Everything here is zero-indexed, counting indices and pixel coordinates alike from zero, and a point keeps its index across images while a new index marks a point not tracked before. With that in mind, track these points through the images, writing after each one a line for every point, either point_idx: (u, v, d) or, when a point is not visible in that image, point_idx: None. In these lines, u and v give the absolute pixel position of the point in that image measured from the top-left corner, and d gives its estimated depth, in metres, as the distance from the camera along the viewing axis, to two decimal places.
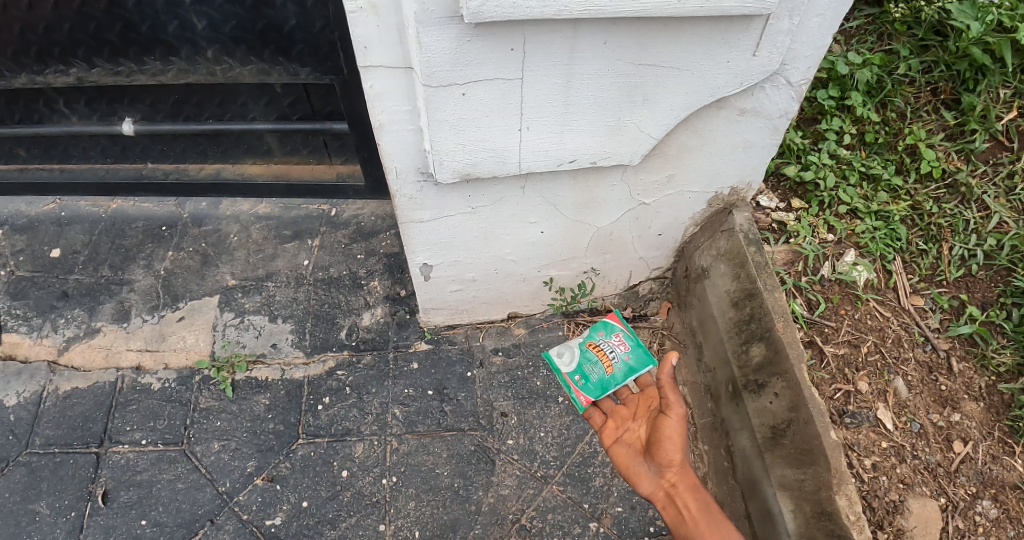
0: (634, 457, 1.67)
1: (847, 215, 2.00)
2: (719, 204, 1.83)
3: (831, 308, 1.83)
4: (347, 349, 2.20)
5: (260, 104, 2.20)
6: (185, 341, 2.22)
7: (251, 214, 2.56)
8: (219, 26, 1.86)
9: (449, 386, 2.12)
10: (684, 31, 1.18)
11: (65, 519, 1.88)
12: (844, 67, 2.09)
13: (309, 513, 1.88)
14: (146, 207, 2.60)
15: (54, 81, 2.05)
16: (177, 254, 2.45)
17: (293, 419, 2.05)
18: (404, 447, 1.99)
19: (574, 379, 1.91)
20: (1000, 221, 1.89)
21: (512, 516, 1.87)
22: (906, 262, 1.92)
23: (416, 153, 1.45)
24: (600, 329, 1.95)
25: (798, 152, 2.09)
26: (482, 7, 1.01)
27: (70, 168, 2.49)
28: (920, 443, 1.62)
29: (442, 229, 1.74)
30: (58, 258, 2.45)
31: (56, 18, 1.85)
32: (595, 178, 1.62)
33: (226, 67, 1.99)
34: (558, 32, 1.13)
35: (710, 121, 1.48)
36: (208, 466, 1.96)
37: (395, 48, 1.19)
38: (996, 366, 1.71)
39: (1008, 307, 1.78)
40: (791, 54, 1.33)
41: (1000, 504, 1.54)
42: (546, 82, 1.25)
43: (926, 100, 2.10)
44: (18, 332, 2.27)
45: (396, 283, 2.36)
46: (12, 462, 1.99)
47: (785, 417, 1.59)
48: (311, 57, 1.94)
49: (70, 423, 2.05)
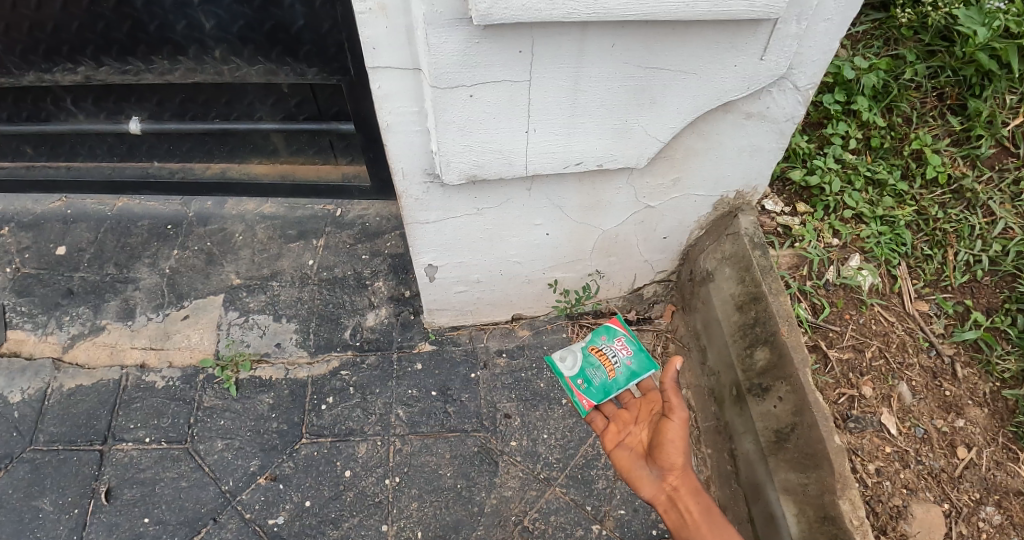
0: (635, 461, 1.64)
1: (852, 219, 2.00)
2: (725, 208, 1.83)
3: (836, 312, 1.83)
4: (351, 350, 2.20)
5: (267, 104, 2.21)
6: (189, 340, 2.22)
7: (256, 214, 2.57)
8: (227, 25, 1.87)
9: (452, 387, 2.12)
10: (693, 35, 1.18)
11: (68, 516, 1.89)
12: (850, 71, 2.09)
13: (312, 513, 1.88)
14: (152, 206, 2.60)
15: (61, 79, 2.05)
16: (182, 252, 2.46)
17: (297, 418, 2.06)
18: (407, 448, 2.00)
19: (575, 383, 1.86)
20: (1006, 226, 1.89)
21: (515, 517, 1.87)
22: (911, 267, 1.92)
23: (423, 154, 1.46)
24: (603, 333, 1.91)
25: (804, 156, 2.10)
26: (491, 9, 1.01)
27: (78, 166, 2.51)
28: (923, 448, 1.61)
29: (448, 230, 1.75)
30: (64, 255, 2.46)
31: (65, 16, 1.86)
32: (601, 179, 1.62)
33: (233, 67, 2.00)
34: (566, 34, 1.14)
35: (717, 124, 1.49)
36: (211, 464, 1.97)
37: (403, 50, 1.20)
38: (1000, 372, 1.71)
39: (1013, 313, 1.78)
40: (798, 58, 1.34)
41: (1003, 510, 1.53)
42: (553, 84, 1.25)
43: (932, 105, 2.11)
44: (23, 329, 2.28)
45: (401, 284, 2.36)
46: (16, 459, 1.99)
47: (789, 420, 1.59)
48: (318, 57, 1.94)
49: (74, 420, 2.06)
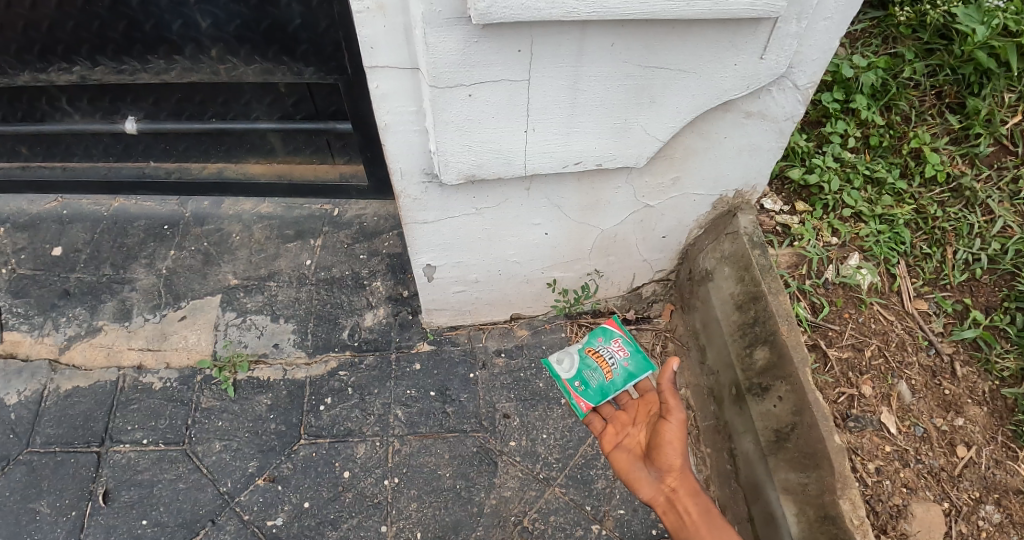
0: (633, 462, 1.63)
1: (851, 218, 2.00)
2: (724, 206, 1.82)
3: (835, 311, 1.83)
4: (349, 350, 2.20)
5: (264, 104, 2.20)
6: (187, 341, 2.21)
7: (253, 214, 2.55)
8: (223, 25, 1.86)
9: (451, 388, 2.12)
10: (692, 34, 1.17)
11: (66, 519, 1.88)
12: (849, 70, 2.09)
13: (310, 514, 1.88)
14: (148, 206, 2.59)
15: (57, 79, 2.04)
16: (178, 253, 2.45)
17: (295, 419, 2.05)
18: (406, 448, 1.99)
19: (573, 386, 1.83)
20: (1005, 224, 1.89)
21: (515, 518, 1.86)
22: (910, 266, 1.91)
23: (421, 153, 1.45)
24: (599, 335, 1.90)
25: (803, 155, 2.09)
26: (490, 8, 1.00)
27: (73, 167, 2.49)
28: (923, 447, 1.61)
29: (446, 230, 1.74)
30: (59, 256, 2.45)
31: (60, 15, 1.85)
32: (600, 179, 1.61)
33: (230, 66, 1.99)
34: (566, 34, 1.13)
35: (717, 123, 1.48)
36: (209, 466, 1.96)
37: (401, 49, 1.19)
38: (999, 371, 1.71)
39: (1012, 311, 1.78)
40: (799, 57, 1.33)
41: (1003, 509, 1.53)
42: (552, 83, 1.25)
43: (931, 104, 2.11)
44: (19, 330, 2.26)
45: (399, 284, 2.35)
46: (13, 460, 1.98)
47: (789, 420, 1.59)
48: (316, 57, 1.93)
49: (71, 422, 2.05)
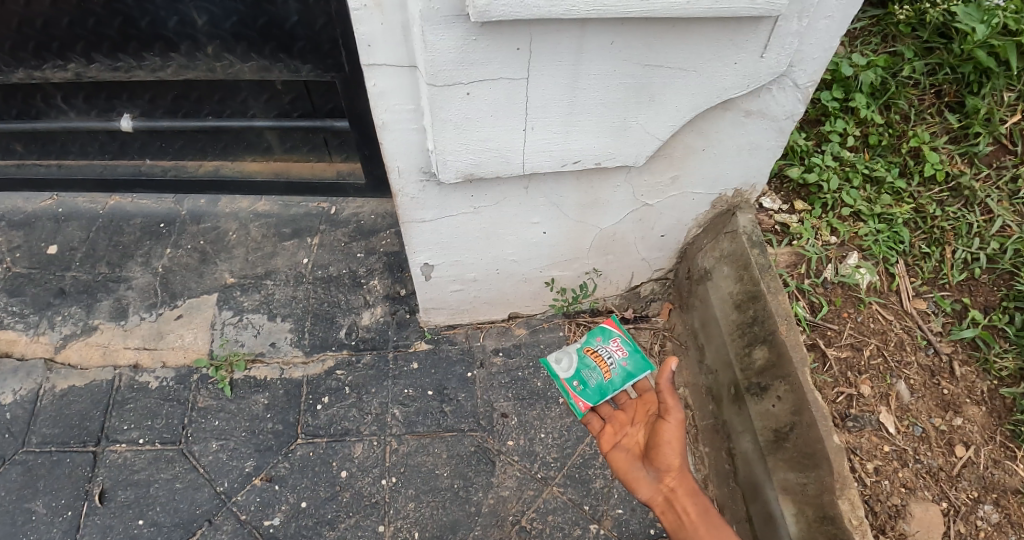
0: (632, 462, 1.63)
1: (850, 217, 2.00)
2: (723, 205, 1.82)
3: (834, 310, 1.83)
4: (346, 349, 2.19)
5: (260, 101, 2.19)
6: (183, 340, 2.20)
7: (250, 212, 2.54)
8: (220, 21, 1.85)
9: (449, 387, 2.11)
10: (693, 32, 1.16)
11: (62, 519, 1.87)
12: (849, 69, 2.09)
13: (308, 514, 1.87)
14: (144, 204, 2.57)
15: (51, 76, 2.02)
16: (175, 251, 2.43)
17: (292, 418, 2.04)
18: (404, 448, 1.98)
19: (571, 385, 1.79)
20: (1003, 224, 1.88)
21: (513, 517, 1.86)
22: (908, 265, 1.91)
23: (419, 153, 1.44)
24: (597, 335, 1.87)
25: (802, 154, 2.08)
26: (489, 6, 0.99)
27: (69, 164, 2.48)
28: (922, 447, 1.61)
29: (444, 230, 1.73)
30: (55, 254, 2.43)
31: (55, 12, 1.84)
32: (599, 178, 1.60)
33: (226, 64, 1.97)
34: (565, 32, 1.12)
35: (717, 122, 1.48)
36: (206, 465, 1.95)
37: (399, 48, 1.18)
38: (998, 370, 1.71)
39: (1011, 311, 1.77)
40: (799, 56, 1.32)
41: (1002, 509, 1.53)
42: (551, 82, 1.24)
43: (930, 103, 2.10)
44: (15, 329, 2.25)
45: (396, 283, 2.35)
46: (8, 460, 1.97)
47: (788, 420, 1.58)
48: (313, 54, 1.92)
49: (67, 421, 2.04)
